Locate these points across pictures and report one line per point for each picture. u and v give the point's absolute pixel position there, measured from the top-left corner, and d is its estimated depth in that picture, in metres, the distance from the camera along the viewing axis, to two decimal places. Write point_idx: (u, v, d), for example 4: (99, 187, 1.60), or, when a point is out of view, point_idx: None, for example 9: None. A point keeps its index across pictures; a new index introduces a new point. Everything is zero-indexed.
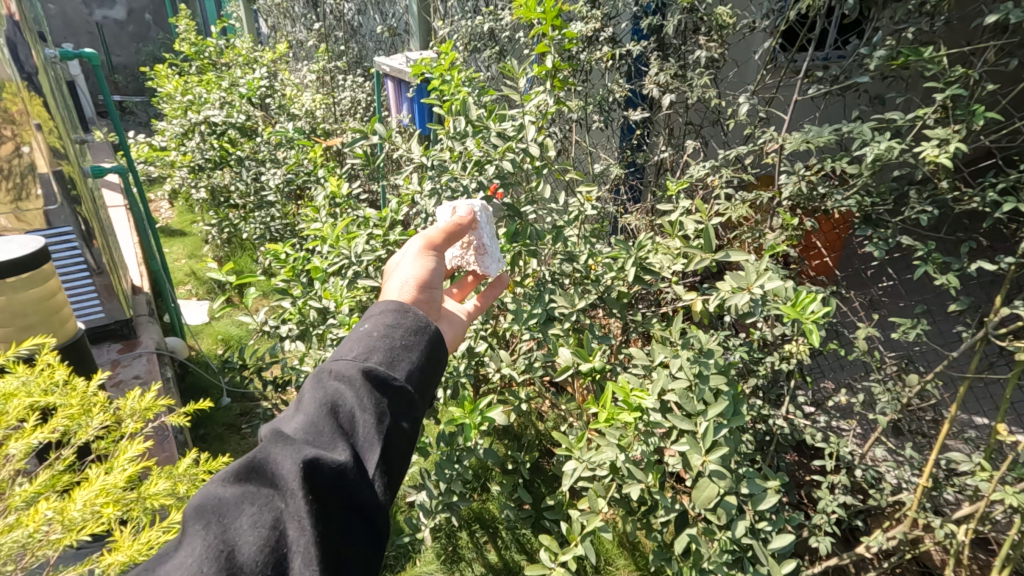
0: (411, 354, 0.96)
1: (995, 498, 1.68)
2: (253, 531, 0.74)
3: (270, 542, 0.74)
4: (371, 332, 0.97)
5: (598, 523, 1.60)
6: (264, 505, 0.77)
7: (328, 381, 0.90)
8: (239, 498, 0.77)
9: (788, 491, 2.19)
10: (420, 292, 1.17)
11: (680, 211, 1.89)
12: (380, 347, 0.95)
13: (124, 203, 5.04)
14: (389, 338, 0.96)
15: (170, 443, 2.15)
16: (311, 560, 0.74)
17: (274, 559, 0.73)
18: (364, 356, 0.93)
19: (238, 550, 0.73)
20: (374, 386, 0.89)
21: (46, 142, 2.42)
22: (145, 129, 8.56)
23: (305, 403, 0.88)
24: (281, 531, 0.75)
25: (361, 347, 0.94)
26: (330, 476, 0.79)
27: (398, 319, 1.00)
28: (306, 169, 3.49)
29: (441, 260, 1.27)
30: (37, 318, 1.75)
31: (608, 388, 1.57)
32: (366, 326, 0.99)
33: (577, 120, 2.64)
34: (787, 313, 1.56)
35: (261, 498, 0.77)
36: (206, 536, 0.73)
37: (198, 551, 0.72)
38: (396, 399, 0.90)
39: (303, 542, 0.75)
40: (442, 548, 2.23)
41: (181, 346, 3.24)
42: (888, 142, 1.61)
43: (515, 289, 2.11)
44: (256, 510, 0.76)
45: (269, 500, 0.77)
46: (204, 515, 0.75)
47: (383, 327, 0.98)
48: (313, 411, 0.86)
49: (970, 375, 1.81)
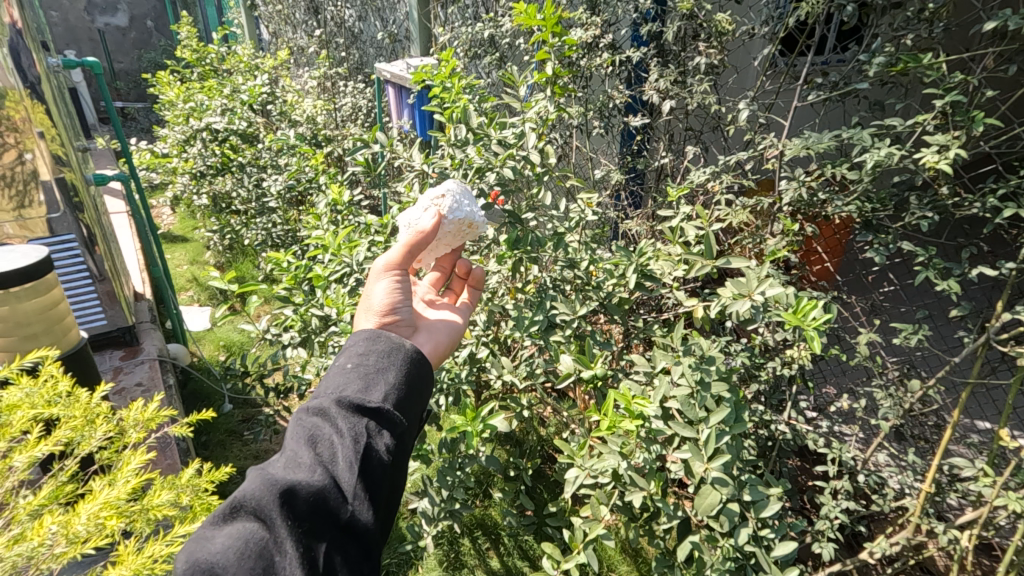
0: (383, 377, 1.03)
1: (999, 504, 1.68)
2: (240, 563, 0.79)
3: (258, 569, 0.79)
4: (345, 364, 1.05)
5: (600, 531, 1.60)
6: (249, 537, 0.81)
7: (305, 417, 0.97)
8: (228, 535, 0.82)
9: (791, 497, 2.19)
10: (387, 319, 1.25)
11: (681, 217, 1.89)
12: (353, 377, 1.02)
13: (126, 210, 5.06)
14: (361, 368, 1.03)
15: (173, 451, 2.15)
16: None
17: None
18: (339, 387, 1.00)
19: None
20: (349, 413, 0.96)
21: (49, 149, 2.43)
22: (147, 136, 8.59)
23: (287, 443, 0.95)
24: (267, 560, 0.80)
25: (336, 381, 1.02)
26: (309, 501, 0.85)
27: (369, 347, 1.07)
28: (307, 175, 3.51)
29: (407, 280, 1.32)
30: (40, 327, 1.76)
31: (610, 396, 1.56)
32: (341, 359, 1.06)
33: (577, 126, 2.65)
34: (789, 319, 1.56)
35: (246, 530, 0.82)
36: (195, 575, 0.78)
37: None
38: (372, 421, 0.96)
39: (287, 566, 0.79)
40: (444, 555, 2.23)
41: (183, 353, 3.27)
42: (887, 149, 1.62)
43: (517, 296, 2.12)
44: (242, 544, 0.81)
45: (255, 531, 0.82)
46: (193, 558, 0.80)
47: (355, 357, 1.06)
48: (294, 446, 0.93)
49: (972, 380, 1.81)
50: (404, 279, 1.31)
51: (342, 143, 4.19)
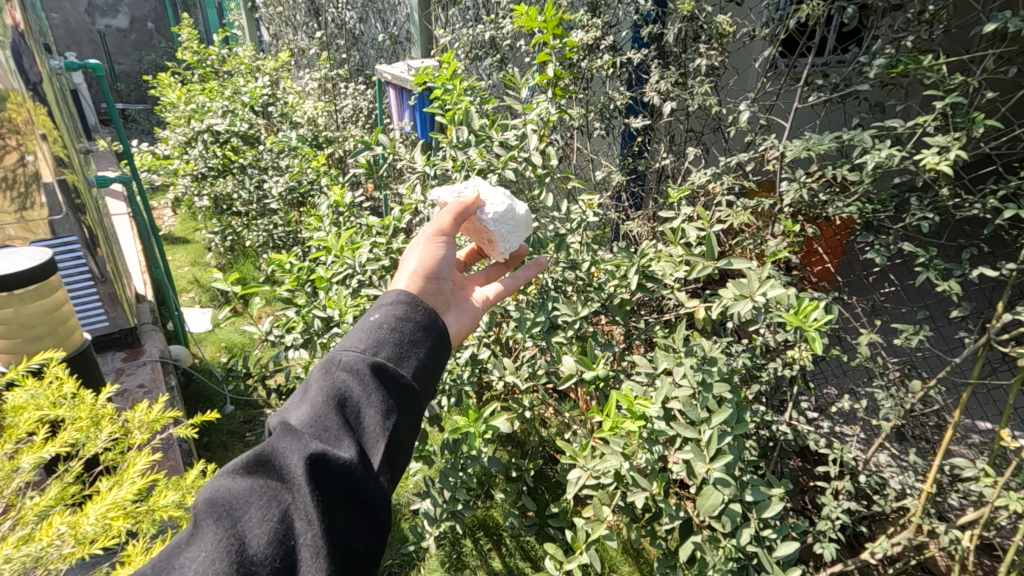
0: (415, 351, 1.00)
1: (1000, 504, 1.68)
2: (263, 524, 0.76)
3: (280, 532, 0.76)
4: (380, 326, 1.00)
5: (603, 531, 1.60)
6: (272, 497, 0.78)
7: (334, 374, 0.93)
8: (249, 491, 0.79)
9: (793, 497, 2.19)
10: (427, 282, 1.22)
11: (682, 218, 1.90)
12: (388, 342, 0.98)
13: (127, 211, 5.07)
14: (396, 334, 1.00)
15: (175, 453, 2.16)
16: (319, 554, 0.76)
17: (283, 551, 0.75)
18: (372, 350, 0.96)
19: (247, 543, 0.74)
20: (380, 383, 0.93)
21: (51, 151, 2.44)
22: (148, 138, 8.60)
23: (312, 396, 0.90)
24: (290, 524, 0.77)
25: (369, 342, 0.97)
26: (338, 469, 0.82)
27: (404, 313, 1.03)
28: (309, 177, 3.52)
29: (449, 248, 1.33)
30: (43, 329, 1.77)
31: (612, 397, 1.57)
32: (375, 320, 1.02)
33: (578, 128, 2.65)
34: (790, 321, 1.56)
35: (271, 490, 0.79)
36: (217, 529, 0.74)
37: (210, 543, 0.73)
38: (400, 396, 0.94)
39: (312, 535, 0.76)
40: (446, 556, 2.24)
41: (185, 355, 3.28)
42: (888, 150, 1.62)
43: (519, 297, 2.13)
44: (265, 503, 0.78)
45: (278, 491, 0.79)
46: (215, 511, 0.76)
47: (392, 321, 1.01)
48: (322, 403, 0.88)
49: (973, 381, 1.81)
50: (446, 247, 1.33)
51: (343, 145, 4.19)
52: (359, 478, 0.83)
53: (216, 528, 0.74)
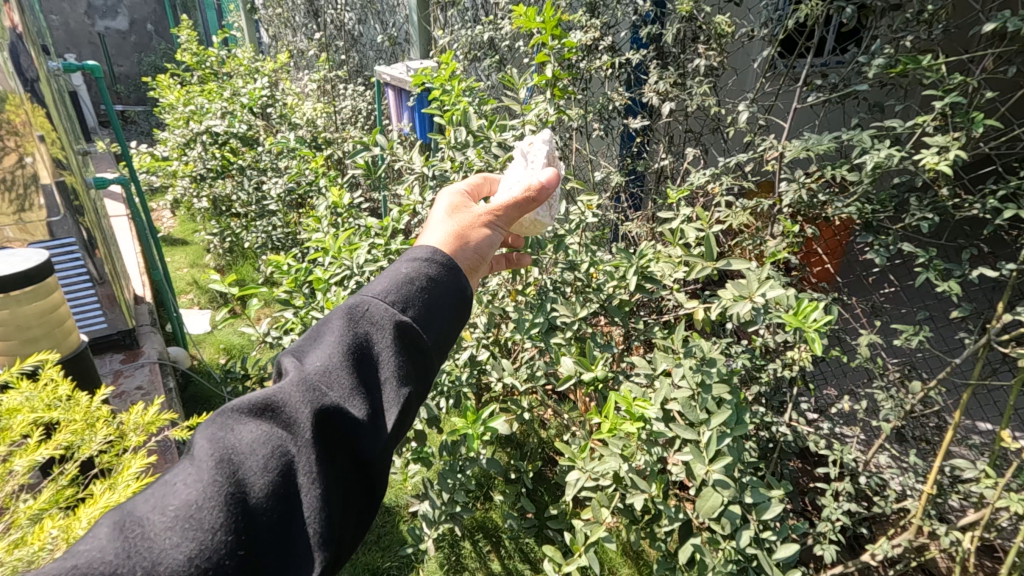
0: (441, 316, 0.94)
1: (1001, 505, 1.67)
2: (263, 475, 0.73)
3: (279, 485, 0.74)
4: (410, 279, 0.94)
5: (602, 533, 1.58)
6: (276, 448, 0.75)
7: (357, 327, 0.88)
8: (253, 438, 0.76)
9: (793, 499, 2.18)
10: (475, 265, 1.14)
11: (681, 219, 1.89)
12: (416, 301, 0.92)
13: (126, 213, 5.07)
14: (427, 294, 0.93)
15: (173, 455, 2.16)
16: (314, 517, 0.73)
17: (280, 507, 0.73)
18: (400, 307, 0.90)
19: (246, 493, 0.72)
20: (401, 344, 0.88)
21: (49, 153, 2.43)
22: (147, 139, 8.62)
23: (331, 345, 0.86)
24: (290, 479, 0.74)
25: (397, 296, 0.91)
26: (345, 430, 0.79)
27: (438, 273, 0.96)
28: (308, 178, 3.51)
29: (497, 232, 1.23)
30: (40, 331, 1.76)
31: (611, 398, 1.56)
32: (406, 271, 0.95)
33: (577, 129, 2.65)
34: (789, 322, 1.55)
35: (276, 439, 0.76)
36: (217, 474, 0.72)
37: (208, 486, 0.70)
38: (417, 362, 0.89)
39: (310, 495, 0.74)
40: (445, 557, 2.23)
41: (184, 356, 3.28)
42: (887, 150, 1.61)
43: (518, 298, 2.12)
44: (268, 452, 0.75)
45: (282, 442, 0.76)
46: (218, 453, 0.74)
47: (423, 277, 0.95)
48: (340, 357, 0.84)
49: (974, 382, 1.80)
50: (496, 229, 1.22)
51: (342, 146, 4.19)
52: (365, 441, 0.80)
53: (217, 472, 0.72)
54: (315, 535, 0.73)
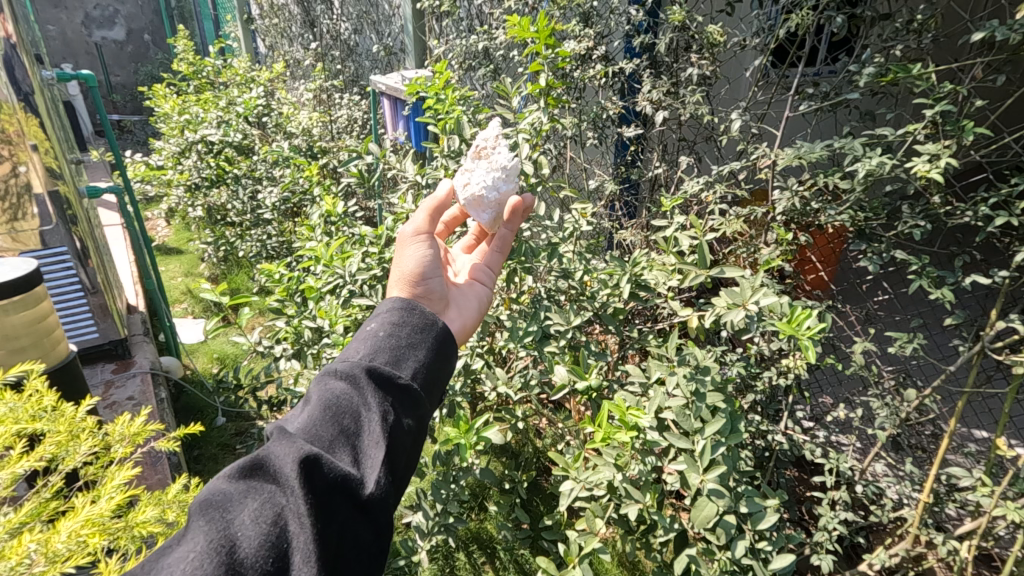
0: (414, 354, 0.98)
1: (998, 514, 1.65)
2: (255, 527, 0.74)
3: (271, 535, 0.73)
4: (377, 331, 1.00)
5: (597, 544, 1.51)
6: (265, 501, 0.76)
7: (334, 382, 0.91)
8: (243, 496, 0.77)
9: (789, 508, 2.18)
10: (415, 285, 1.21)
11: (675, 226, 1.85)
12: (385, 348, 0.97)
13: (120, 223, 5.08)
14: (394, 338, 0.98)
15: (162, 466, 2.15)
16: (311, 558, 0.73)
17: (274, 553, 0.72)
18: (370, 356, 0.95)
19: (236, 545, 0.72)
20: (378, 386, 0.91)
21: (42, 163, 2.43)
22: (144, 148, 8.58)
23: (309, 404, 0.89)
24: (284, 527, 0.75)
25: (367, 348, 0.97)
26: (333, 473, 0.79)
27: (403, 319, 1.02)
28: (302, 187, 3.51)
29: (433, 248, 1.30)
30: (28, 340, 1.75)
31: (604, 407, 1.53)
32: (372, 326, 1.01)
33: (571, 137, 2.65)
34: (783, 329, 1.54)
35: (264, 492, 0.77)
36: (208, 532, 0.72)
37: (199, 544, 0.71)
38: (399, 398, 0.91)
39: (303, 540, 0.74)
40: (439, 570, 2.29)
41: (176, 366, 3.31)
42: (878, 158, 1.62)
43: (512, 306, 2.10)
44: (257, 506, 0.76)
45: (271, 495, 0.77)
46: (208, 514, 0.75)
47: (389, 326, 1.00)
48: (319, 411, 0.87)
49: (969, 389, 1.79)
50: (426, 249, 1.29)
51: (337, 155, 4.17)
52: (355, 483, 0.80)
53: (207, 529, 0.72)
54: None
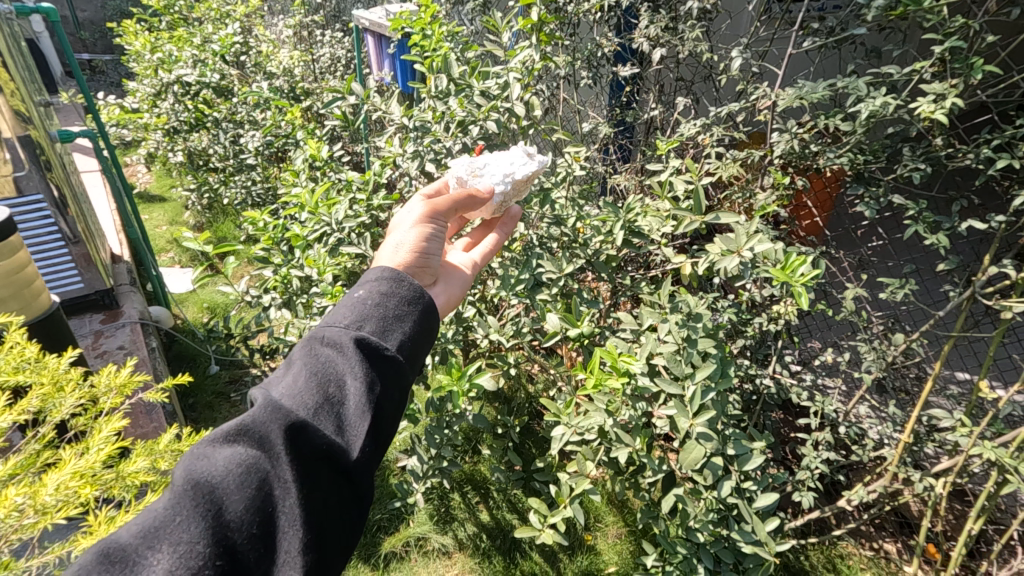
0: (402, 325, 0.95)
1: (974, 453, 1.71)
2: (240, 493, 0.73)
3: (256, 501, 0.74)
4: (365, 299, 0.95)
5: (587, 486, 1.55)
6: (250, 466, 0.76)
7: (319, 348, 0.88)
8: (226, 460, 0.76)
9: (773, 448, 2.26)
10: (418, 255, 1.17)
11: (670, 171, 1.80)
12: (373, 317, 0.93)
13: (98, 169, 4.92)
14: (382, 308, 0.94)
15: (157, 414, 2.18)
16: (296, 526, 0.74)
17: (260, 517, 0.73)
18: (358, 324, 0.91)
19: (222, 509, 0.72)
20: (364, 356, 0.88)
21: (9, 105, 2.30)
22: (118, 90, 8.20)
23: (293, 369, 0.87)
24: (269, 494, 0.75)
25: (354, 315, 0.93)
26: (318, 442, 0.79)
27: (391, 288, 0.98)
28: (285, 131, 3.37)
29: (438, 228, 1.28)
30: (7, 292, 1.71)
31: (596, 353, 1.53)
32: (360, 293, 0.96)
33: (564, 77, 2.53)
34: (777, 276, 1.52)
35: (250, 457, 0.76)
36: (193, 495, 0.72)
37: (183, 508, 0.71)
38: (385, 370, 0.89)
39: (288, 507, 0.75)
40: (435, 509, 2.40)
41: (166, 316, 3.27)
42: (882, 98, 1.55)
43: (503, 254, 2.06)
44: (241, 470, 0.75)
45: (256, 461, 0.76)
46: (191, 477, 0.73)
47: (377, 296, 0.96)
48: (304, 378, 0.85)
49: (955, 334, 1.80)
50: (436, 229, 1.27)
51: (321, 97, 3.99)
52: (341, 454, 0.80)
53: (192, 492, 0.72)
54: (297, 544, 0.74)
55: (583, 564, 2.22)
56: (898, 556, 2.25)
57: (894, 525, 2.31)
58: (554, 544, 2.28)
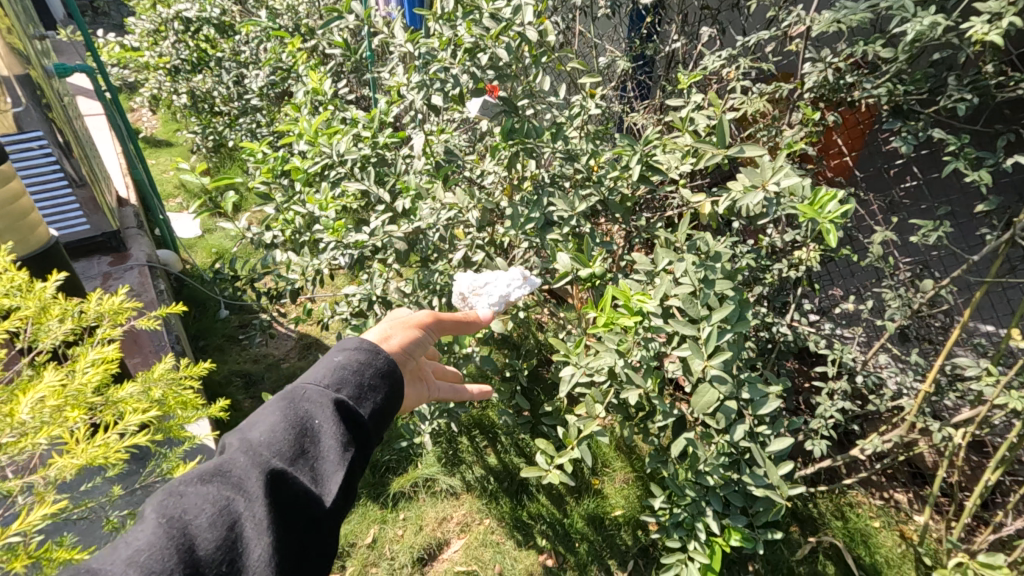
0: (379, 391, 0.89)
1: (999, 403, 1.65)
2: (213, 531, 0.69)
3: (227, 542, 0.69)
4: (345, 358, 0.90)
5: (596, 428, 1.52)
6: (224, 507, 0.71)
7: (296, 404, 0.84)
8: (201, 498, 0.72)
9: (786, 398, 2.22)
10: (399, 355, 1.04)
11: (692, 104, 1.69)
12: (352, 380, 0.88)
13: (102, 112, 4.83)
14: (362, 371, 0.89)
15: (166, 350, 2.18)
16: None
17: (229, 557, 0.68)
18: (336, 386, 0.86)
19: (194, 545, 0.67)
20: (339, 418, 0.83)
21: (6, 42, 2.19)
22: (118, 31, 7.95)
23: (268, 418, 0.82)
24: (239, 536, 0.70)
25: (333, 374, 0.88)
26: (293, 495, 0.75)
27: (371, 355, 0.92)
28: (289, 68, 3.24)
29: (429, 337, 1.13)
30: (2, 225, 1.67)
31: (608, 291, 1.41)
32: (341, 356, 0.91)
33: (580, 7, 2.37)
34: (804, 212, 1.39)
35: (224, 497, 0.72)
36: (164, 530, 0.68)
37: (156, 538, 0.67)
38: (355, 435, 0.83)
39: (257, 555, 0.69)
40: (443, 452, 2.42)
41: (174, 259, 3.23)
42: (932, 18, 1.41)
43: (513, 193, 1.97)
44: (214, 510, 0.71)
45: (230, 501, 0.72)
46: (167, 511, 0.69)
47: (358, 359, 0.91)
48: (278, 429, 0.80)
49: (989, 279, 1.71)
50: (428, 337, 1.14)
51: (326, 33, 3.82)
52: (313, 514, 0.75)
53: (165, 526, 0.68)
54: None
55: (589, 507, 2.24)
56: (908, 505, 2.23)
57: (906, 475, 2.29)
58: (561, 487, 2.30)
